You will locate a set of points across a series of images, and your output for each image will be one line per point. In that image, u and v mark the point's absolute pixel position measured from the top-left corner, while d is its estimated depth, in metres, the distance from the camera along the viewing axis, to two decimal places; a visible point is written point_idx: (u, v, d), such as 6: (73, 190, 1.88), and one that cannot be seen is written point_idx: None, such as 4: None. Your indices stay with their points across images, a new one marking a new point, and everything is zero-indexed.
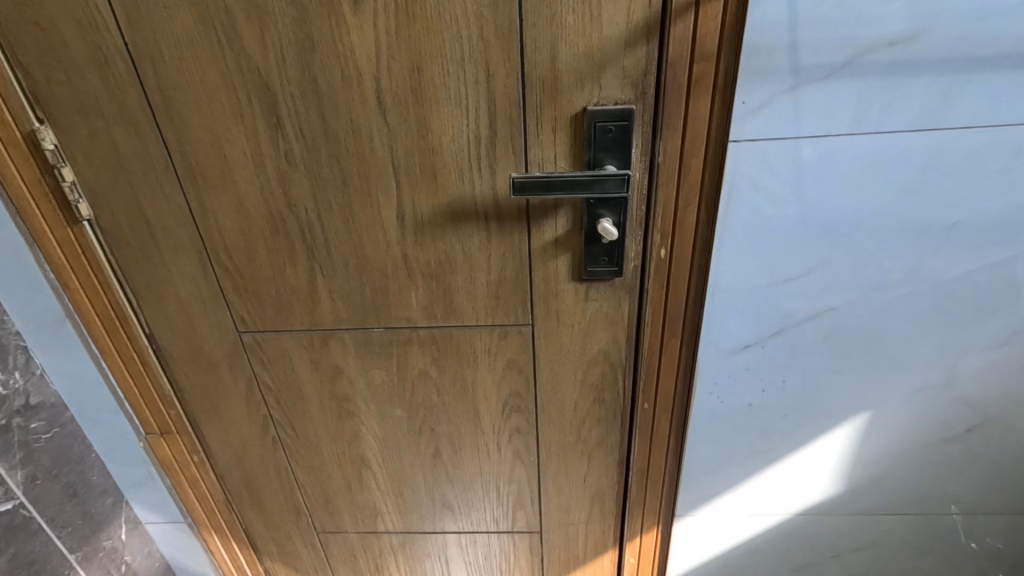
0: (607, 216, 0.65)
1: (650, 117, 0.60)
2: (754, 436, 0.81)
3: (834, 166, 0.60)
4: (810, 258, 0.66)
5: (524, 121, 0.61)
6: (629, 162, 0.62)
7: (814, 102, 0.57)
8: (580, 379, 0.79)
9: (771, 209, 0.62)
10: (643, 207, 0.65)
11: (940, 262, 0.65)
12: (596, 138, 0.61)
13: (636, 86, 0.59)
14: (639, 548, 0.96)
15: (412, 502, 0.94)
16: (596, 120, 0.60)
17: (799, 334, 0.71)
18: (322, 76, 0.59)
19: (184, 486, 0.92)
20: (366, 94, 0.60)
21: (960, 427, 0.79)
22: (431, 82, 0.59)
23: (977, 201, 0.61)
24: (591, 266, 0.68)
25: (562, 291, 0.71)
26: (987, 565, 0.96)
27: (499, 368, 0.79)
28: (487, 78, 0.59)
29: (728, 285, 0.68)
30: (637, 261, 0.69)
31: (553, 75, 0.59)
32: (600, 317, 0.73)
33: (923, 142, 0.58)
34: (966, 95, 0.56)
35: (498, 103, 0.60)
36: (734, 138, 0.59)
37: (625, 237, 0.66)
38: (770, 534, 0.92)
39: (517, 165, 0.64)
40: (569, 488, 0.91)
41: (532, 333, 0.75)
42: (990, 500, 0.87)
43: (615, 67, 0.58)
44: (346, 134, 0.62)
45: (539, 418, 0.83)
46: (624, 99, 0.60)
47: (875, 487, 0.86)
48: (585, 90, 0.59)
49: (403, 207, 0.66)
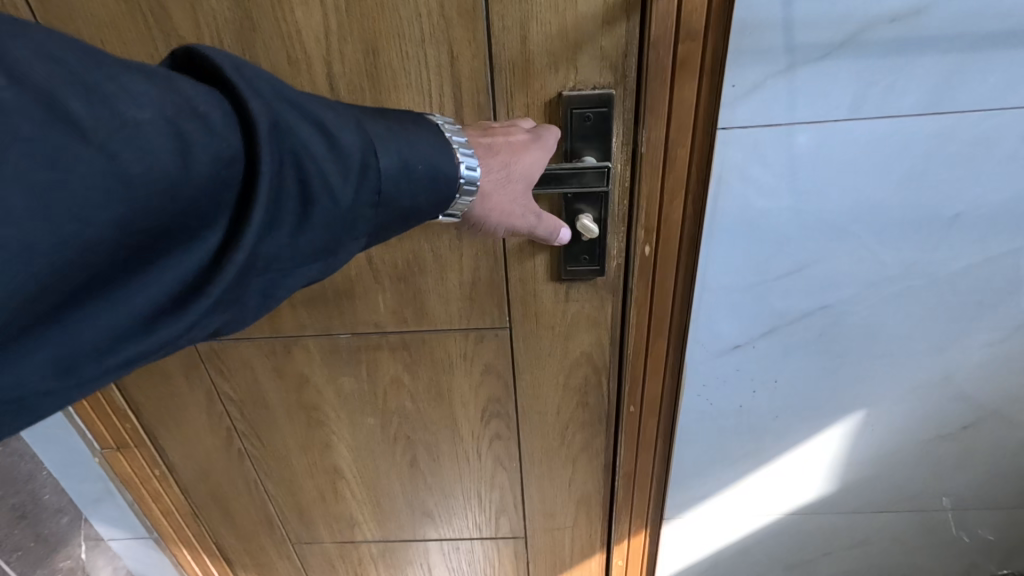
0: (588, 213, 0.60)
1: (631, 104, 0.55)
2: (744, 437, 0.77)
3: (830, 154, 0.55)
4: (804, 254, 0.61)
5: (493, 110, 0.56)
6: (609, 153, 0.57)
7: (809, 84, 0.52)
8: (562, 384, 0.74)
9: (762, 202, 0.58)
10: (625, 201, 0.60)
11: (939, 256, 0.61)
12: (573, 128, 0.56)
13: (615, 70, 0.54)
14: (627, 551, 0.93)
15: (390, 509, 0.90)
16: (572, 108, 0.55)
17: (791, 333, 0.67)
18: (265, 62, 0.53)
19: (147, 501, 0.88)
20: (317, 82, 0.54)
21: (955, 424, 0.76)
22: (389, 68, 0.53)
23: (981, 190, 0.57)
24: (571, 265, 0.64)
25: (541, 292, 0.67)
26: (977, 557, 0.94)
27: (475, 373, 0.74)
28: (451, 62, 0.53)
29: (717, 283, 0.64)
30: (619, 259, 0.64)
31: (524, 59, 0.53)
32: (581, 319, 0.69)
33: (926, 128, 0.54)
34: (973, 76, 0.51)
35: (464, 89, 0.54)
36: (722, 126, 0.54)
37: (606, 234, 0.62)
38: (760, 535, 0.90)
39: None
40: (553, 494, 0.87)
41: (510, 336, 0.70)
42: (981, 495, 0.84)
43: (591, 48, 0.53)
44: None
45: (519, 424, 0.79)
46: (603, 84, 0.55)
47: (866, 486, 0.83)
48: (560, 73, 0.54)
49: None
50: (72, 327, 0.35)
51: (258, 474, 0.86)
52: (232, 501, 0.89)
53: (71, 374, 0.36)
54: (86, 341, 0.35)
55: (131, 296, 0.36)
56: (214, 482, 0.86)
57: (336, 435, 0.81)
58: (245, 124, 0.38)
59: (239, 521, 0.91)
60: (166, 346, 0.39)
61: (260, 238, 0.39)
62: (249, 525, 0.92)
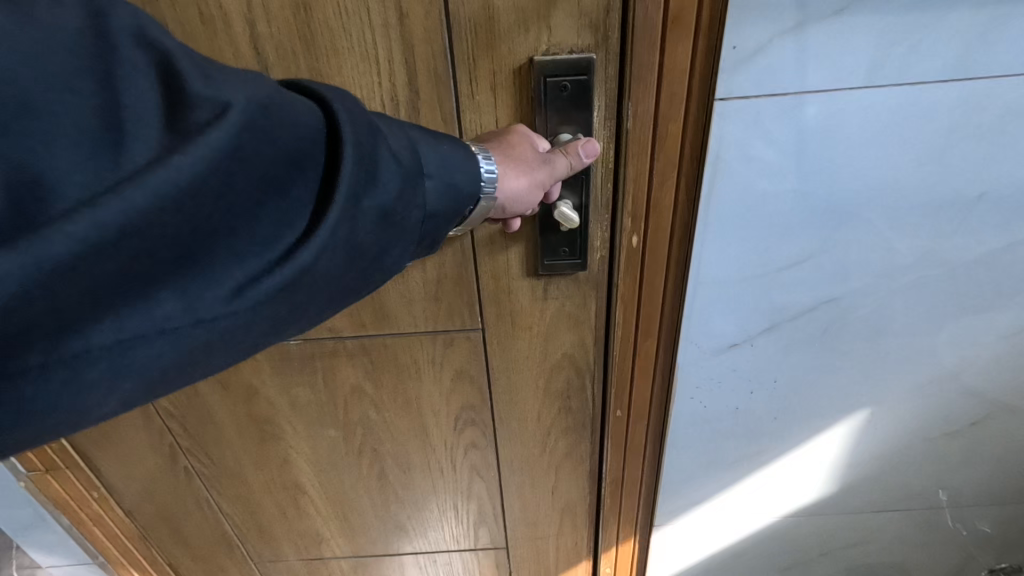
0: (567, 199, 0.52)
1: (614, 71, 0.47)
2: (740, 440, 0.71)
3: (844, 128, 0.48)
4: (810, 243, 0.54)
5: (454, 79, 0.47)
6: (589, 129, 0.49)
7: (821, 44, 0.44)
8: (542, 389, 0.67)
9: (765, 184, 0.51)
10: (609, 185, 0.53)
11: (957, 243, 0.55)
12: (548, 101, 0.48)
13: (595, 29, 0.46)
14: (616, 560, 0.88)
15: (359, 524, 0.83)
16: (546, 75, 0.47)
17: (793, 330, 0.61)
18: (173, 20, 0.44)
19: (88, 525, 0.80)
20: (239, 46, 0.46)
21: (962, 420, 0.71)
22: (327, 29, 0.45)
23: (1009, 166, 0.51)
24: (549, 259, 0.56)
25: (516, 289, 0.59)
26: (975, 552, 0.91)
27: (446, 380, 0.67)
28: (400, 20, 0.45)
29: (713, 277, 0.57)
30: (603, 251, 0.57)
31: (488, 15, 0.45)
32: (562, 318, 0.61)
33: (952, 96, 0.47)
34: (1007, 35, 0.44)
35: (418, 53, 0.46)
36: (721, 96, 0.46)
37: (587, 223, 0.54)
38: (754, 539, 0.85)
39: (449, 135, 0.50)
40: (535, 503, 0.81)
41: (483, 339, 0.63)
42: (983, 490, 0.80)
43: (567, 3, 0.45)
44: None
45: (496, 432, 0.72)
46: (581, 47, 0.46)
47: (866, 486, 0.78)
48: (531, 34, 0.46)
49: None
50: (196, 275, 0.32)
51: (210, 492, 0.78)
52: (185, 520, 0.81)
53: (199, 320, 0.32)
54: (204, 289, 0.32)
55: (238, 250, 0.32)
56: (163, 502, 0.78)
57: (293, 448, 0.74)
58: (319, 99, 0.37)
59: (195, 541, 0.84)
60: (289, 297, 0.34)
61: (353, 203, 0.35)
62: (205, 546, 0.84)
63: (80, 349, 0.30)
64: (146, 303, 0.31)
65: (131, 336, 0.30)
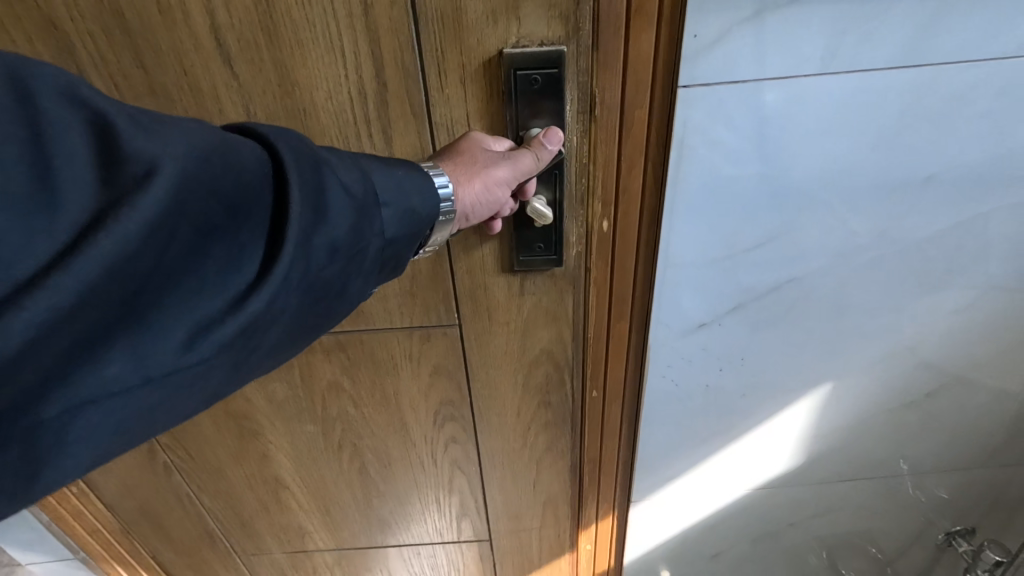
0: (541, 195, 0.54)
1: (585, 65, 0.48)
2: (711, 416, 0.74)
3: (801, 112, 0.50)
4: (772, 224, 0.57)
5: (423, 72, 0.48)
6: (561, 122, 0.50)
7: (779, 33, 0.46)
8: (521, 383, 0.69)
9: (728, 169, 0.53)
10: (583, 180, 0.54)
11: (909, 222, 0.58)
12: (518, 96, 0.49)
13: (565, 20, 0.46)
14: (595, 535, 0.91)
15: (342, 518, 0.84)
16: (517, 69, 0.48)
17: (758, 309, 0.63)
18: (129, 10, 0.44)
19: (69, 521, 0.80)
20: (199, 38, 0.46)
21: (918, 391, 0.74)
22: (289, 19, 0.45)
23: (956, 149, 0.53)
24: (525, 255, 0.57)
25: (492, 284, 0.60)
26: (931, 516, 0.96)
27: (424, 376, 0.68)
28: (364, 10, 0.45)
29: (681, 260, 0.59)
30: (579, 247, 0.58)
31: (455, 6, 0.45)
32: (539, 313, 0.63)
33: (901, 79, 0.49)
34: (952, 23, 0.46)
35: (383, 45, 0.46)
36: (684, 84, 0.48)
37: (562, 220, 0.55)
38: (727, 511, 0.88)
39: (418, 129, 0.50)
40: (516, 495, 0.83)
41: (459, 334, 0.64)
42: (939, 457, 0.85)
43: None
44: (180, 91, 0.48)
45: (477, 427, 0.73)
46: (552, 40, 0.47)
47: (830, 456, 0.82)
48: (499, 26, 0.46)
49: None
50: (144, 331, 0.32)
51: (190, 487, 0.78)
52: (166, 516, 0.81)
53: (150, 378, 0.33)
54: (156, 343, 0.33)
55: (190, 302, 0.33)
56: (143, 498, 0.78)
57: (272, 444, 0.74)
58: (265, 142, 0.38)
59: (177, 536, 0.84)
60: (247, 339, 0.36)
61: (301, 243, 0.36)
62: (188, 540, 0.85)
63: (41, 416, 0.30)
64: (99, 362, 0.31)
65: (85, 398, 0.31)
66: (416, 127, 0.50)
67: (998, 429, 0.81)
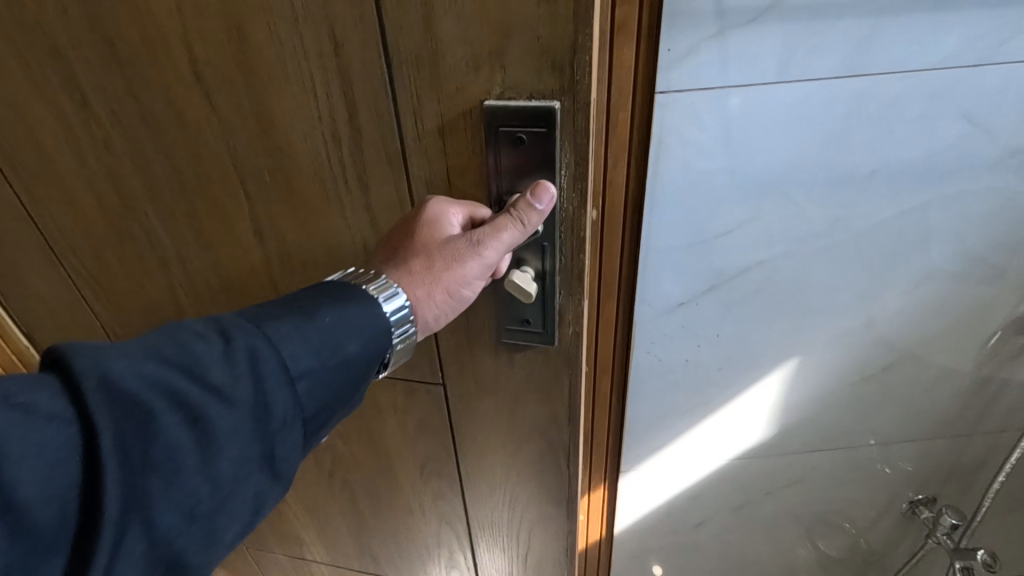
0: (527, 267, 0.56)
1: (580, 123, 0.49)
2: (692, 388, 0.82)
3: (761, 115, 0.58)
4: (740, 213, 0.65)
5: (398, 114, 0.50)
6: (552, 180, 0.51)
7: (738, 48, 0.54)
8: (509, 452, 0.73)
9: (700, 164, 0.61)
10: (579, 251, 0.55)
11: (859, 211, 0.66)
12: (501, 151, 0.50)
13: (559, 73, 0.47)
14: (589, 504, 0.98)
15: (336, 538, 0.93)
16: (502, 126, 0.49)
17: (730, 289, 0.71)
18: (119, 42, 0.51)
19: None
20: (178, 68, 0.51)
21: (876, 365, 0.83)
22: (263, 59, 0.49)
23: (895, 148, 0.62)
24: (519, 326, 0.60)
25: (479, 353, 0.64)
26: (898, 488, 1.04)
27: (410, 430, 0.75)
28: (336, 51, 0.48)
29: (660, 245, 0.67)
30: (572, 327, 0.60)
31: (433, 51, 0.47)
32: (527, 385, 0.66)
33: (844, 88, 0.57)
34: (884, 41, 0.55)
35: (356, 86, 0.49)
36: (661, 90, 0.56)
37: (553, 298, 0.58)
38: (709, 480, 0.96)
39: (392, 168, 0.53)
40: (506, 558, 0.88)
41: (444, 394, 0.69)
42: (901, 428, 0.93)
43: (517, 45, 0.46)
44: (169, 120, 0.55)
45: (464, 486, 0.79)
46: (543, 93, 0.48)
47: (801, 426, 0.90)
48: (483, 75, 0.47)
49: (256, 216, 0.59)
50: None
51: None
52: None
53: None
54: None
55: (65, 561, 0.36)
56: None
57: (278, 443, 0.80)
58: (70, 378, 0.36)
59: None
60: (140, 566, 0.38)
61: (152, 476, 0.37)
62: None
63: None
64: None
65: None
66: (386, 170, 0.53)
67: (951, 404, 0.90)
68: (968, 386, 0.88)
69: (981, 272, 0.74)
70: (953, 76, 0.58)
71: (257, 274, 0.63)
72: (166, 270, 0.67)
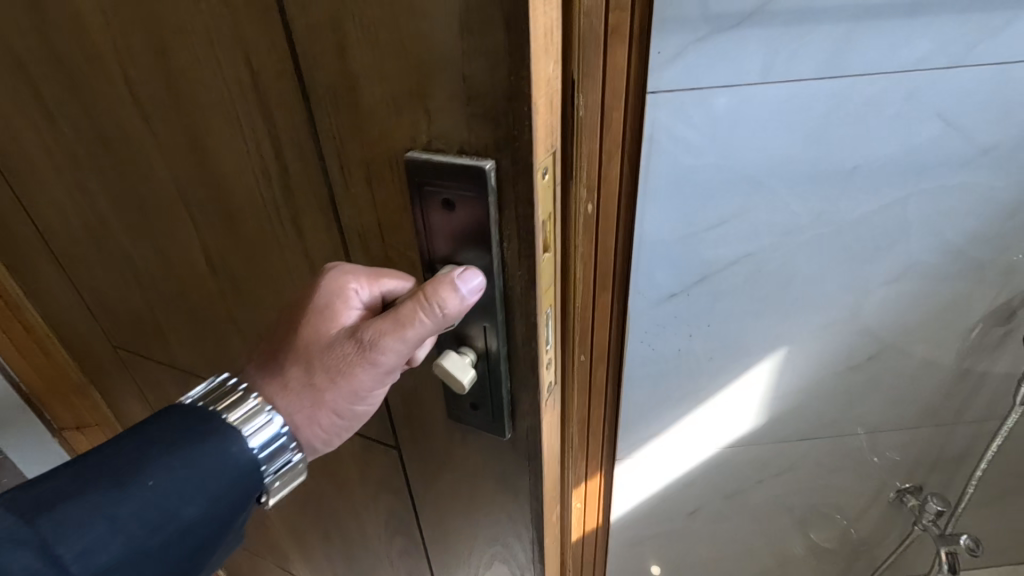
0: (467, 350, 0.47)
1: (520, 188, 0.38)
2: (684, 377, 0.85)
3: (747, 115, 0.62)
4: (727, 206, 0.68)
5: (321, 157, 0.43)
6: (493, 252, 0.42)
7: (725, 50, 0.57)
8: (469, 530, 0.65)
9: (690, 160, 0.64)
10: (529, 336, 0.45)
11: (841, 205, 0.70)
12: (431, 212, 0.42)
13: (492, 124, 0.36)
14: (586, 494, 1.01)
15: (318, 562, 0.94)
16: (428, 185, 0.40)
17: (719, 280, 0.75)
18: (69, 60, 0.50)
19: None
20: (118, 87, 0.49)
21: (861, 355, 0.86)
22: (188, 81, 0.45)
23: (873, 146, 0.66)
24: (467, 409, 0.52)
25: (432, 424, 0.57)
26: (887, 477, 1.07)
27: (370, 484, 0.71)
28: (253, 79, 0.42)
29: (652, 237, 0.71)
30: (529, 416, 0.51)
31: (348, 86, 0.39)
32: (484, 467, 0.57)
33: (823, 88, 0.61)
34: (861, 44, 0.59)
35: (277, 120, 0.43)
36: (652, 90, 0.60)
37: (503, 385, 0.49)
38: (702, 468, 1.00)
39: (322, 213, 0.47)
40: None
41: (400, 456, 0.64)
42: (888, 418, 0.97)
43: (441, 88, 0.36)
44: (121, 141, 0.53)
45: (427, 549, 0.73)
46: (475, 149, 0.38)
47: (790, 415, 0.93)
48: (406, 122, 0.39)
49: (206, 244, 0.56)
50: None
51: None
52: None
53: None
54: None
55: None
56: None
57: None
58: None
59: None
60: None
61: None
62: None
63: None
64: None
65: None
66: (316, 214, 0.47)
67: (935, 394, 0.94)
68: (949, 377, 0.91)
69: (958, 266, 0.77)
70: (926, 78, 0.61)
71: (214, 296, 0.61)
72: (138, 280, 0.66)
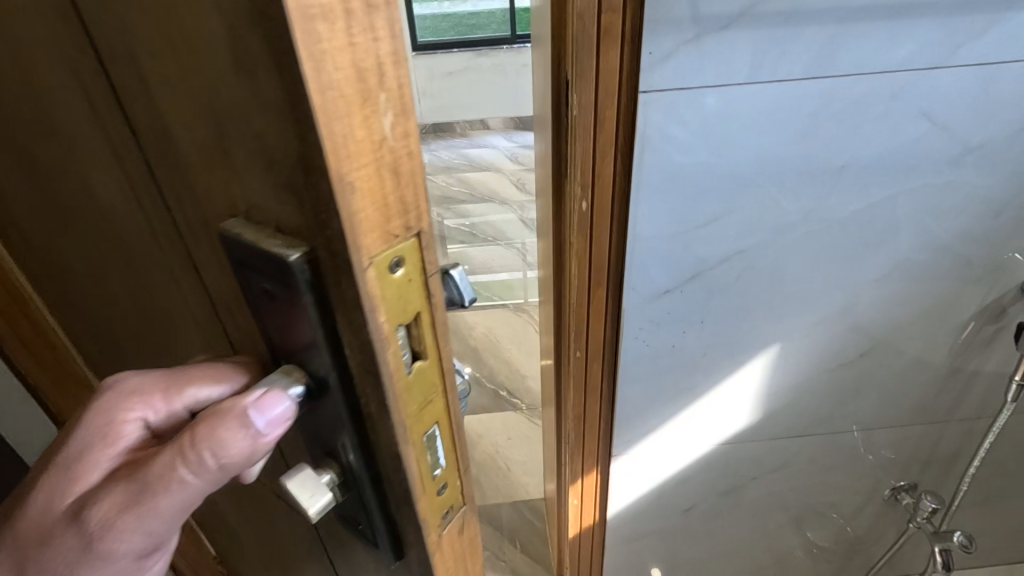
0: (327, 466, 0.39)
1: (343, 283, 0.30)
2: (679, 373, 0.86)
3: (736, 114, 0.63)
4: (720, 204, 0.70)
5: (170, 208, 0.39)
6: (330, 355, 0.33)
7: (714, 50, 0.59)
8: None
9: (681, 158, 0.66)
10: (395, 457, 0.36)
11: (830, 203, 0.71)
12: (263, 304, 0.35)
13: (297, 203, 0.29)
14: (582, 490, 1.03)
15: None
16: (250, 271, 0.33)
17: (711, 276, 0.76)
18: None
19: None
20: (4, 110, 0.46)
21: (853, 352, 0.87)
22: (54, 111, 0.41)
23: (861, 144, 0.67)
24: (357, 525, 0.43)
25: (335, 524, 0.49)
26: (881, 475, 1.08)
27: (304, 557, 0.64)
28: (95, 112, 0.37)
29: (645, 235, 0.72)
30: (417, 548, 0.41)
31: (168, 138, 0.33)
32: None
33: (813, 89, 0.62)
34: (847, 46, 0.60)
35: (126, 159, 0.38)
36: (644, 90, 0.61)
37: (383, 506, 0.40)
38: (697, 465, 1.01)
39: (186, 260, 0.42)
40: None
41: (316, 539, 0.56)
42: (881, 415, 0.98)
43: (246, 150, 0.29)
44: (20, 165, 0.50)
45: None
46: (293, 232, 0.30)
47: (784, 411, 0.94)
48: (225, 188, 0.32)
49: (109, 275, 0.53)
50: None
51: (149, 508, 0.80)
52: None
53: None
54: None
55: None
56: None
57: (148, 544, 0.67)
58: None
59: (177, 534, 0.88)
60: None
61: None
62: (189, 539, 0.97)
63: None
64: None
65: None
66: (190, 266, 0.42)
67: (926, 391, 0.95)
68: (941, 376, 0.93)
69: (948, 265, 0.79)
70: (913, 79, 0.63)
71: (133, 326, 0.58)
72: (76, 304, 0.64)
